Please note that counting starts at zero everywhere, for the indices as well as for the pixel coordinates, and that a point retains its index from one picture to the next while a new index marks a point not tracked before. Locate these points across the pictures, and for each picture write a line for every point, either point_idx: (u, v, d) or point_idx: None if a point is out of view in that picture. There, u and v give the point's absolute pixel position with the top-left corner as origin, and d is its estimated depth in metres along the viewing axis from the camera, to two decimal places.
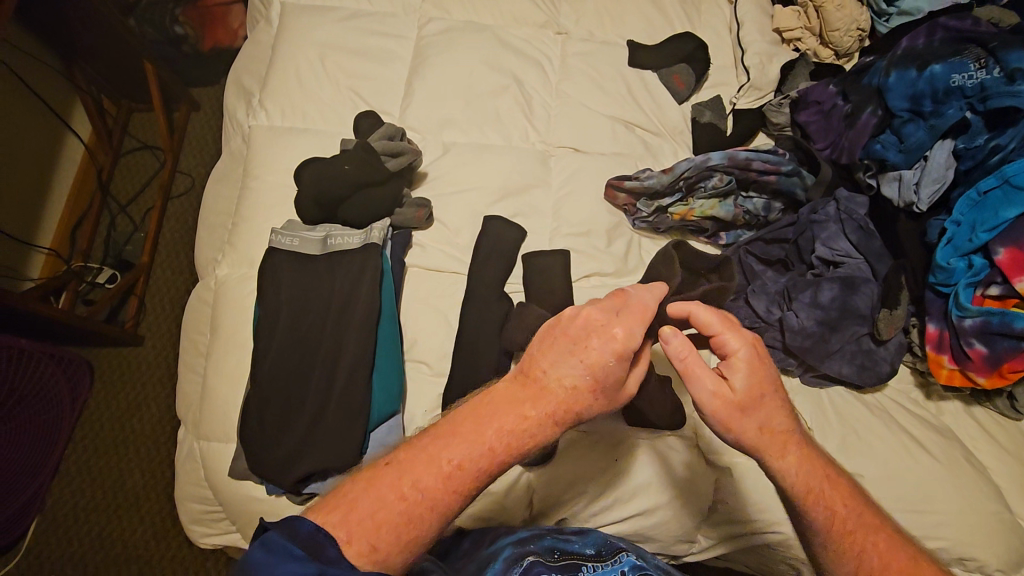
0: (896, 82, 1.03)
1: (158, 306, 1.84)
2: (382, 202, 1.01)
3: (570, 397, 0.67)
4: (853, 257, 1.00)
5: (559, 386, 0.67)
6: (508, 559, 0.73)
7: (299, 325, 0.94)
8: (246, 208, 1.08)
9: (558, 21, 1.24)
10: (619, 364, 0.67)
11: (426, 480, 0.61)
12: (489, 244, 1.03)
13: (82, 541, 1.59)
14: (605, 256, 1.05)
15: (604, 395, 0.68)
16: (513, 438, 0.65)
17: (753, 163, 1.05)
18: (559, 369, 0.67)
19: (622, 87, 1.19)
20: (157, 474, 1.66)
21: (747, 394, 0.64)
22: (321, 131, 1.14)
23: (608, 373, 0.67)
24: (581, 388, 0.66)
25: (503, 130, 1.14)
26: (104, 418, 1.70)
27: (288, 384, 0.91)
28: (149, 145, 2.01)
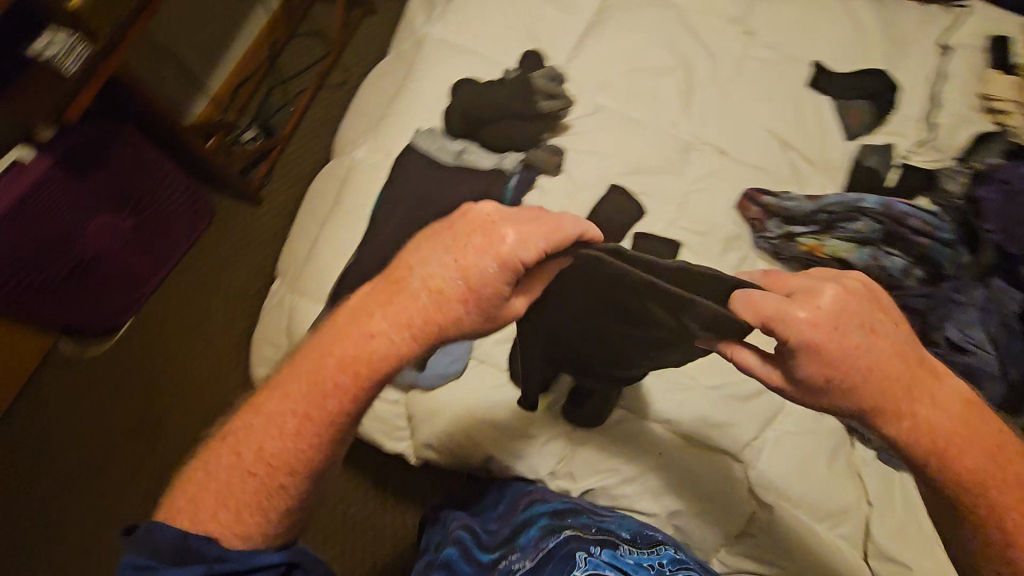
0: None
1: (283, 177, 2.01)
2: (521, 139, 1.05)
3: (431, 302, 0.55)
4: (985, 353, 0.91)
5: (424, 296, 0.56)
6: (545, 530, 0.74)
7: (410, 222, 0.99)
8: (399, 107, 1.15)
9: (748, 21, 1.20)
10: (498, 278, 0.54)
11: (271, 443, 0.59)
12: (606, 212, 1.03)
13: (160, 351, 1.80)
14: (715, 261, 1.02)
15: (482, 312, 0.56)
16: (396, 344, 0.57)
17: (909, 218, 0.97)
18: (427, 268, 0.56)
19: (791, 104, 1.13)
20: (234, 321, 1.82)
21: (825, 377, 0.54)
22: (485, 56, 1.17)
23: (488, 287, 0.54)
24: (454, 303, 0.55)
25: (656, 109, 1.13)
26: (210, 258, 1.90)
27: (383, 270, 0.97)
28: (321, 32, 2.16)
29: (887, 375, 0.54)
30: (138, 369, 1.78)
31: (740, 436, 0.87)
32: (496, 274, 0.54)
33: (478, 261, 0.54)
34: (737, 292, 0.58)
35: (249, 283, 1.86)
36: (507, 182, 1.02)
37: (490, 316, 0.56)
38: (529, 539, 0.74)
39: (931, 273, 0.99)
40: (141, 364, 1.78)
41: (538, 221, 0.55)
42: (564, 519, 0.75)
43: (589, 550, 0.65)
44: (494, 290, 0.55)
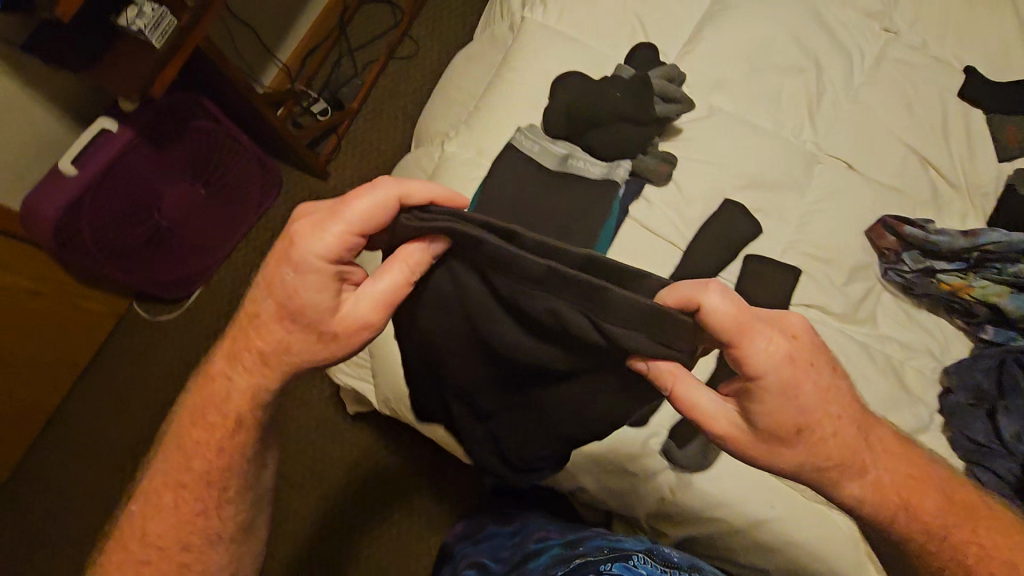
0: None
1: (352, 152, 1.96)
2: (632, 144, 0.95)
3: (284, 301, 0.61)
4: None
5: (281, 305, 0.61)
6: (555, 559, 0.71)
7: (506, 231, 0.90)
8: (494, 99, 1.07)
9: (891, 16, 1.05)
10: (321, 284, 0.60)
11: (158, 527, 0.65)
12: (718, 230, 0.95)
13: (231, 320, 1.80)
14: (837, 293, 0.93)
15: (327, 311, 0.61)
16: (287, 339, 0.62)
17: None
18: (258, 296, 0.63)
19: (936, 116, 1.00)
20: None
21: (795, 421, 0.58)
22: (590, 45, 1.07)
23: (316, 293, 0.60)
24: (302, 309, 0.61)
25: (778, 115, 1.01)
26: (278, 229, 1.88)
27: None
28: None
29: (843, 419, 0.60)
30: (210, 336, 1.78)
31: None
32: (319, 283, 0.60)
33: (296, 273, 0.60)
34: (712, 281, 0.55)
35: None
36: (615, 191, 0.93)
37: (321, 330, 0.62)
38: (539, 565, 0.71)
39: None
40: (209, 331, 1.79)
41: (331, 216, 0.60)
42: (575, 547, 0.72)
43: (599, 567, 0.60)
44: (312, 303, 0.61)
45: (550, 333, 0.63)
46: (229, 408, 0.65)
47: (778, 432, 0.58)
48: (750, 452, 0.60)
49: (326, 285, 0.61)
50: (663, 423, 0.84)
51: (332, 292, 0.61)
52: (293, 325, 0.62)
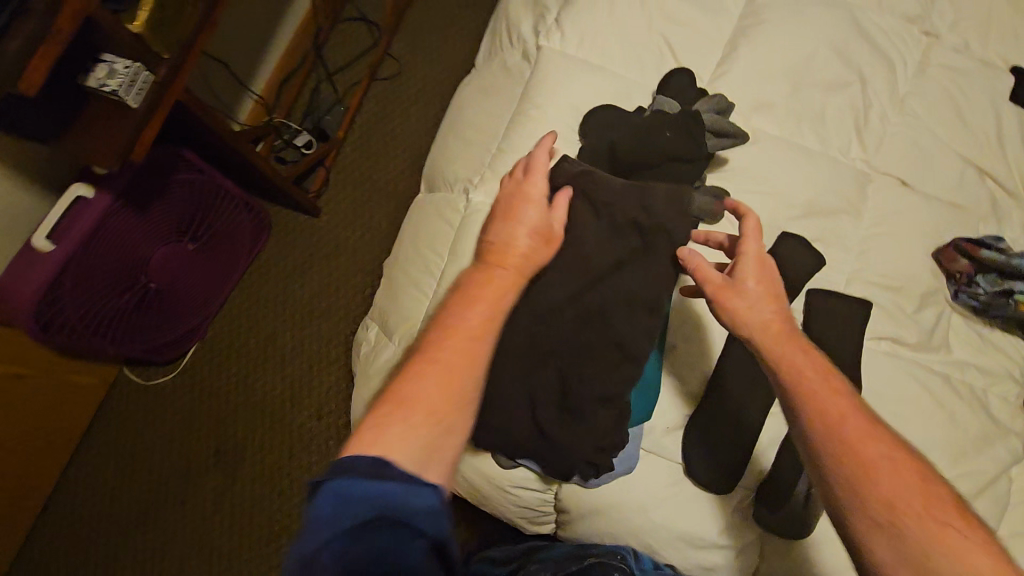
0: None
1: (342, 185, 1.80)
2: (682, 183, 0.88)
3: (497, 221, 0.71)
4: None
5: (505, 225, 0.70)
6: (568, 553, 0.89)
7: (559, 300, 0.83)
8: (520, 139, 0.98)
9: (930, 19, 1.00)
10: (531, 207, 0.71)
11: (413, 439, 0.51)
12: (782, 265, 0.88)
13: (233, 372, 1.63)
14: (909, 322, 0.88)
15: (533, 225, 0.70)
16: (509, 258, 0.67)
17: None
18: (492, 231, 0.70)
19: (988, 125, 0.97)
20: (309, 333, 1.66)
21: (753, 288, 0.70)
22: (618, 74, 1.00)
23: (528, 209, 0.71)
24: (511, 230, 0.70)
25: (825, 135, 0.96)
26: (274, 268, 1.71)
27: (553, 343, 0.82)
28: (367, 19, 1.95)
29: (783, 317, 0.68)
30: (212, 392, 1.61)
31: None
32: (528, 204, 0.72)
33: (513, 202, 0.73)
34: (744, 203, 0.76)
35: (323, 294, 1.69)
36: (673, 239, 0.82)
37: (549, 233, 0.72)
38: (553, 555, 0.91)
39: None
40: (212, 385, 1.62)
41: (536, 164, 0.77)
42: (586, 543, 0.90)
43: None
44: (540, 219, 0.71)
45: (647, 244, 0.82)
46: (468, 339, 0.57)
47: (741, 292, 0.70)
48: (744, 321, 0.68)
49: (535, 205, 0.72)
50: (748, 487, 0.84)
51: (543, 214, 0.71)
52: (508, 243, 0.68)
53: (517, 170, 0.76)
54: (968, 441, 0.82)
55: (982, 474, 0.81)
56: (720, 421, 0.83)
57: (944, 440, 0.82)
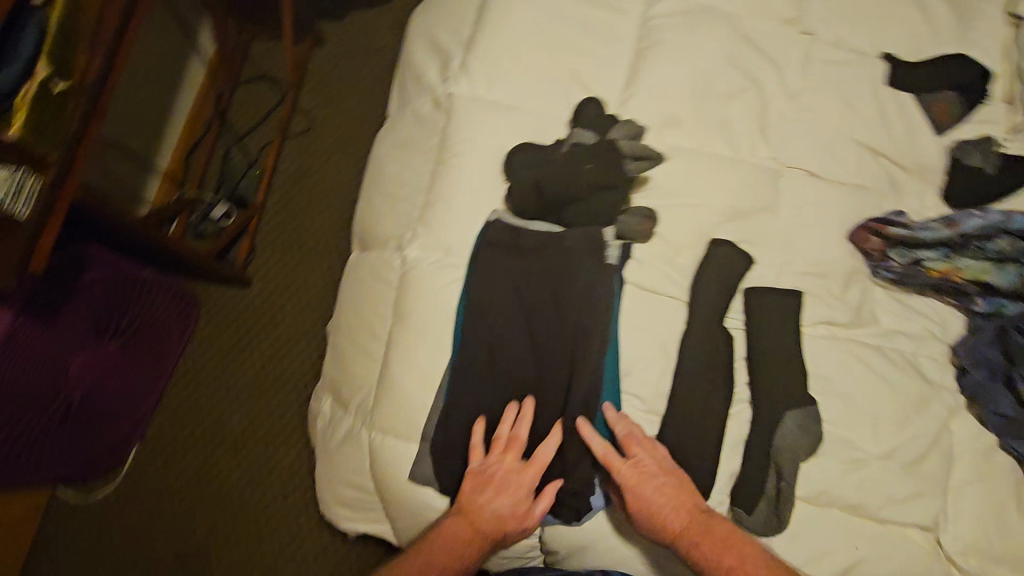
0: None
1: (270, 249, 1.70)
2: (609, 210, 0.91)
3: (483, 490, 0.82)
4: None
5: (491, 494, 0.82)
6: None
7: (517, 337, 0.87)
8: (445, 188, 0.98)
9: (804, 20, 1.08)
10: (518, 481, 0.82)
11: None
12: (715, 272, 0.92)
13: (202, 441, 1.52)
14: (839, 303, 0.93)
15: (516, 500, 0.82)
16: (481, 521, 0.81)
17: None
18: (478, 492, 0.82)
19: (872, 108, 1.03)
20: (277, 389, 1.57)
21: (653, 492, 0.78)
22: (530, 110, 1.02)
23: (515, 483, 0.82)
24: (493, 495, 0.82)
25: (732, 141, 1.02)
26: (229, 326, 1.62)
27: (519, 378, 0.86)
28: (268, 76, 1.86)
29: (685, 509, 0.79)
30: (181, 465, 1.50)
31: (932, 506, 0.80)
32: (512, 471, 0.82)
33: (503, 465, 0.83)
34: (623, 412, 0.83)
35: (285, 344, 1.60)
36: (607, 264, 0.86)
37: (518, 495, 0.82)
38: None
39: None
40: (182, 457, 1.51)
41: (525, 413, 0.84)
42: None
43: None
44: (510, 471, 0.83)
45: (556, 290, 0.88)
46: None
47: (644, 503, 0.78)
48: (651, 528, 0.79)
49: (524, 479, 0.82)
50: (724, 492, 0.83)
51: (525, 494, 0.82)
52: (488, 506, 0.81)
53: (506, 421, 0.84)
54: (914, 407, 0.86)
55: (931, 436, 0.84)
56: (685, 435, 0.84)
57: (893, 410, 0.85)
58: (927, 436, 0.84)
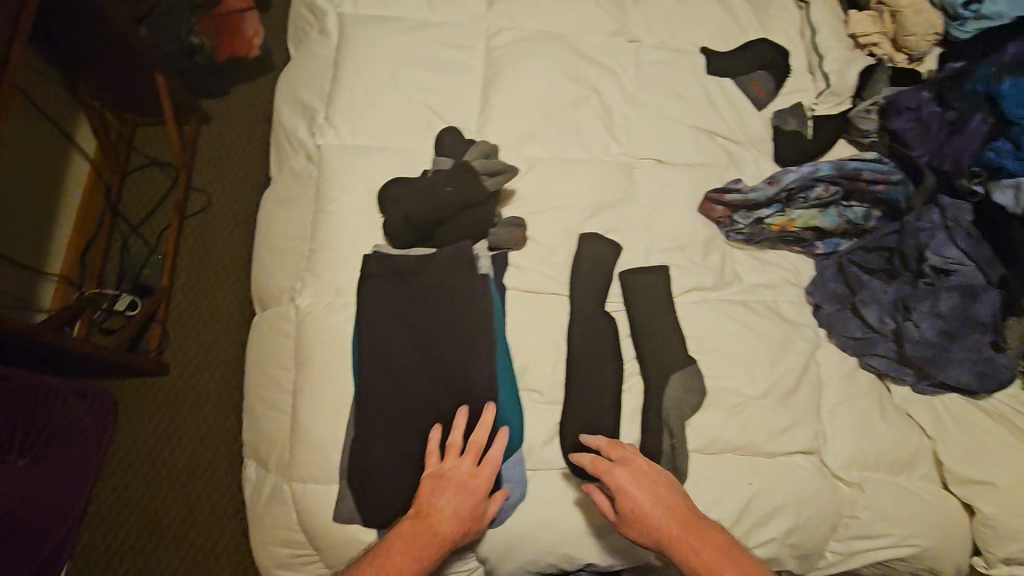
0: (1010, 91, 0.92)
1: (182, 331, 1.66)
2: (479, 225, 0.97)
3: (443, 492, 0.82)
4: (964, 264, 0.91)
5: (448, 497, 0.81)
6: None
7: (411, 359, 0.91)
8: (326, 234, 1.03)
9: (629, 29, 1.20)
10: (472, 482, 0.83)
11: None
12: (588, 264, 1.00)
13: (134, 550, 1.45)
14: (703, 269, 1.03)
15: (467, 502, 0.81)
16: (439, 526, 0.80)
17: (863, 172, 0.98)
18: (439, 499, 0.81)
19: (701, 95, 1.15)
20: (209, 477, 1.52)
21: (646, 496, 0.80)
22: (397, 149, 1.08)
23: (469, 483, 0.82)
24: (449, 499, 0.81)
25: (585, 144, 1.11)
26: (148, 422, 1.56)
27: (422, 400, 0.90)
28: (157, 160, 1.85)
29: (676, 509, 0.79)
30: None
31: (808, 433, 0.88)
32: (466, 473, 0.83)
33: (461, 469, 0.84)
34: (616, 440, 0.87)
35: (211, 429, 1.56)
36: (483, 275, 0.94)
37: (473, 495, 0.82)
38: None
39: (890, 212, 1.00)
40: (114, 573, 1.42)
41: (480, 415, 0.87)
42: None
43: None
44: (464, 473, 0.83)
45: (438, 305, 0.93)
46: None
47: (632, 507, 0.79)
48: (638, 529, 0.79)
49: (479, 480, 0.83)
50: None
51: (481, 498, 0.82)
52: (444, 511, 0.81)
53: (460, 428, 0.86)
54: (780, 347, 0.95)
55: (799, 371, 0.93)
56: (585, 416, 0.90)
57: (762, 355, 0.94)
58: (795, 371, 0.93)
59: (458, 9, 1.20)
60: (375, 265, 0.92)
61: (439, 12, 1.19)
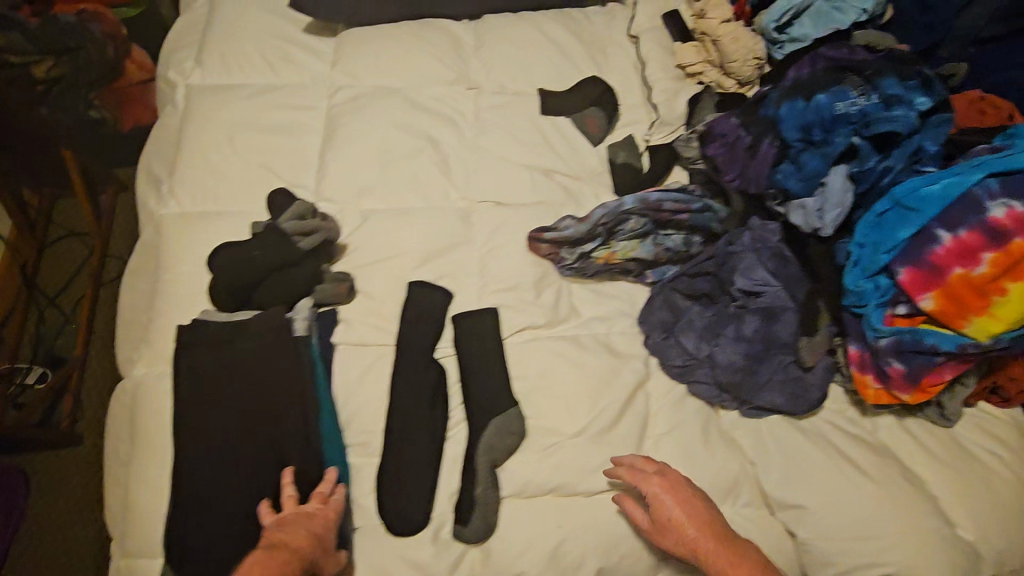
0: (787, 112, 0.87)
1: (97, 402, 1.58)
2: (299, 285, 0.98)
3: (292, 527, 0.79)
4: (768, 284, 0.91)
5: (294, 531, 0.79)
6: None
7: (218, 425, 0.88)
8: (165, 304, 1.05)
9: (468, 76, 1.23)
10: (321, 517, 0.82)
11: None
12: (415, 313, 1.01)
13: None
14: (534, 307, 1.03)
15: (315, 533, 0.79)
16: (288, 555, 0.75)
17: (663, 204, 0.99)
18: (291, 534, 0.78)
19: (537, 135, 1.17)
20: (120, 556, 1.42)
21: (681, 510, 0.81)
22: (235, 213, 1.11)
23: (320, 518, 0.81)
24: (295, 533, 0.78)
25: (422, 192, 1.13)
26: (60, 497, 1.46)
27: (230, 468, 0.86)
28: (76, 232, 1.79)
29: (709, 521, 0.81)
30: None
31: None
32: (313, 511, 0.82)
33: (301, 510, 0.82)
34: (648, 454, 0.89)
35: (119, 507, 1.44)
36: (309, 339, 0.95)
37: (323, 530, 0.80)
38: None
39: (707, 236, 1.01)
40: None
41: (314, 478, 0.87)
42: None
43: None
44: (313, 511, 0.82)
45: (249, 367, 0.91)
46: None
47: (663, 519, 0.81)
48: (667, 541, 0.81)
49: (326, 515, 0.82)
50: (447, 512, 0.89)
51: (328, 530, 0.81)
52: (291, 543, 0.76)
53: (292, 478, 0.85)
54: (603, 382, 0.95)
55: (620, 405, 0.93)
56: (401, 470, 0.89)
57: (584, 392, 0.94)
58: (617, 405, 0.93)
59: (301, 72, 1.24)
60: (187, 335, 0.92)
61: (283, 77, 1.23)
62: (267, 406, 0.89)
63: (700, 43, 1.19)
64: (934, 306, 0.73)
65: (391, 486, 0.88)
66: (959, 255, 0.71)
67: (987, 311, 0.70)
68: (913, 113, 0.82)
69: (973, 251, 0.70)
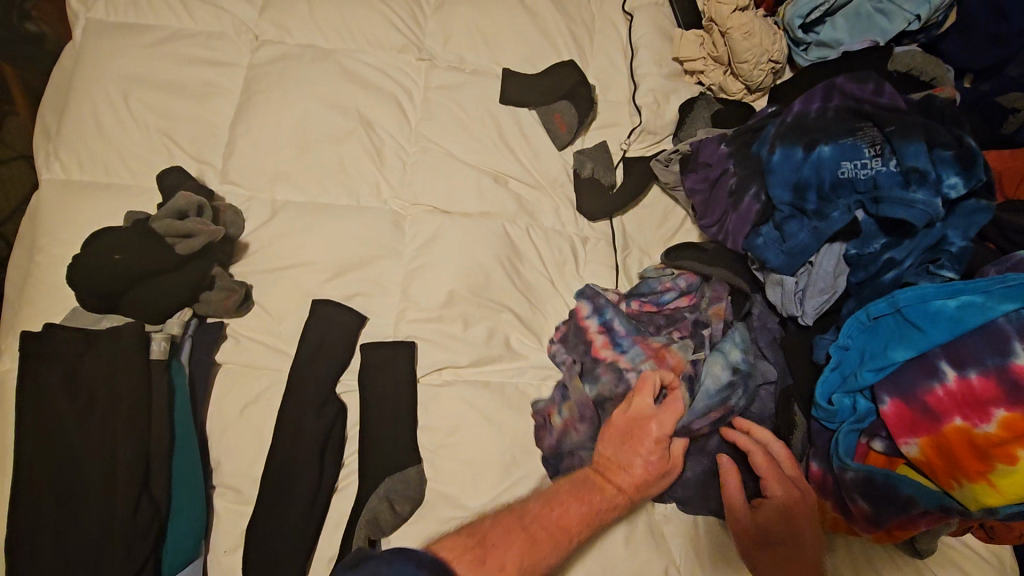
0: (780, 163, 0.80)
1: None
2: (174, 295, 0.82)
3: (612, 443, 0.73)
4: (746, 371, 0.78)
5: (631, 457, 0.72)
6: None
7: (46, 454, 0.75)
8: (28, 289, 0.89)
9: (422, 44, 1.01)
10: (656, 433, 0.72)
11: (505, 549, 0.62)
12: (318, 337, 0.85)
13: None
14: (459, 344, 0.86)
15: (648, 458, 0.72)
16: (621, 481, 0.71)
17: (616, 320, 0.84)
18: (620, 459, 0.72)
19: (492, 130, 0.97)
20: None
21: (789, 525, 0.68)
22: (126, 189, 0.94)
23: (651, 433, 0.72)
24: (627, 470, 0.71)
25: (348, 184, 0.94)
26: None
27: (61, 506, 0.73)
28: None
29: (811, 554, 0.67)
30: None
31: None
32: (651, 426, 0.73)
33: (647, 430, 0.73)
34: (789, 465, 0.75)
35: None
36: (176, 364, 0.82)
37: (657, 439, 0.72)
38: None
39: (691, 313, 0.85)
40: None
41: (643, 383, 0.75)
42: None
43: None
44: (641, 418, 0.73)
45: (89, 392, 0.77)
46: (505, 534, 0.63)
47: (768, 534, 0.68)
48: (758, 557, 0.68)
49: (655, 431, 0.72)
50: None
51: (663, 452, 0.72)
52: (621, 479, 0.71)
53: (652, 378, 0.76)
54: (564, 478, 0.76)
55: (535, 482, 0.80)
56: (269, 527, 0.77)
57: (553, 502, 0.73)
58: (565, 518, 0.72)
59: (221, 16, 1.02)
60: (32, 345, 0.78)
61: (200, 21, 1.02)
62: (105, 441, 0.75)
63: (706, 33, 1.01)
64: (919, 454, 0.67)
65: (256, 543, 0.76)
66: (963, 403, 0.65)
67: (985, 477, 0.64)
68: (937, 197, 0.73)
69: (982, 402, 0.64)
